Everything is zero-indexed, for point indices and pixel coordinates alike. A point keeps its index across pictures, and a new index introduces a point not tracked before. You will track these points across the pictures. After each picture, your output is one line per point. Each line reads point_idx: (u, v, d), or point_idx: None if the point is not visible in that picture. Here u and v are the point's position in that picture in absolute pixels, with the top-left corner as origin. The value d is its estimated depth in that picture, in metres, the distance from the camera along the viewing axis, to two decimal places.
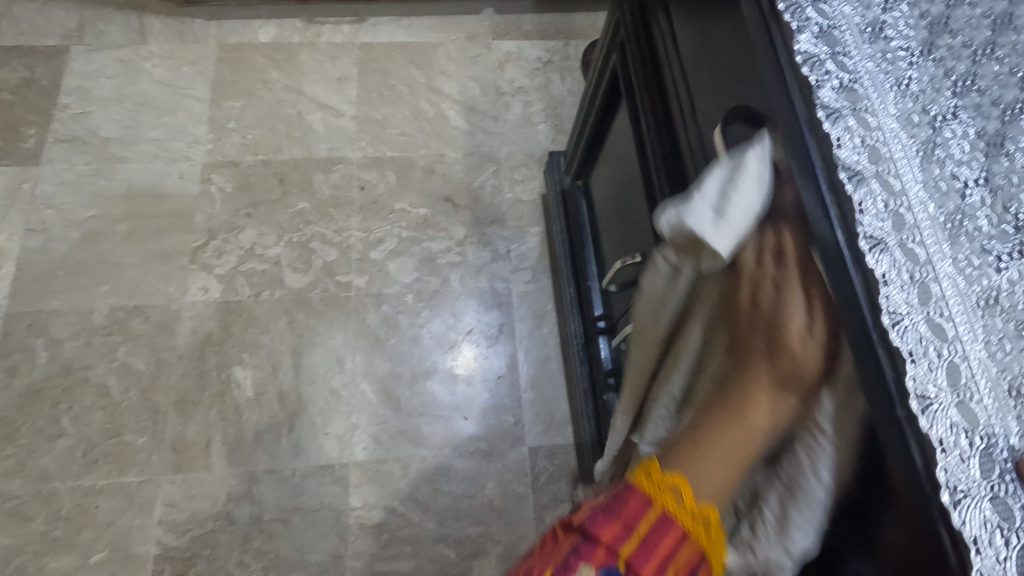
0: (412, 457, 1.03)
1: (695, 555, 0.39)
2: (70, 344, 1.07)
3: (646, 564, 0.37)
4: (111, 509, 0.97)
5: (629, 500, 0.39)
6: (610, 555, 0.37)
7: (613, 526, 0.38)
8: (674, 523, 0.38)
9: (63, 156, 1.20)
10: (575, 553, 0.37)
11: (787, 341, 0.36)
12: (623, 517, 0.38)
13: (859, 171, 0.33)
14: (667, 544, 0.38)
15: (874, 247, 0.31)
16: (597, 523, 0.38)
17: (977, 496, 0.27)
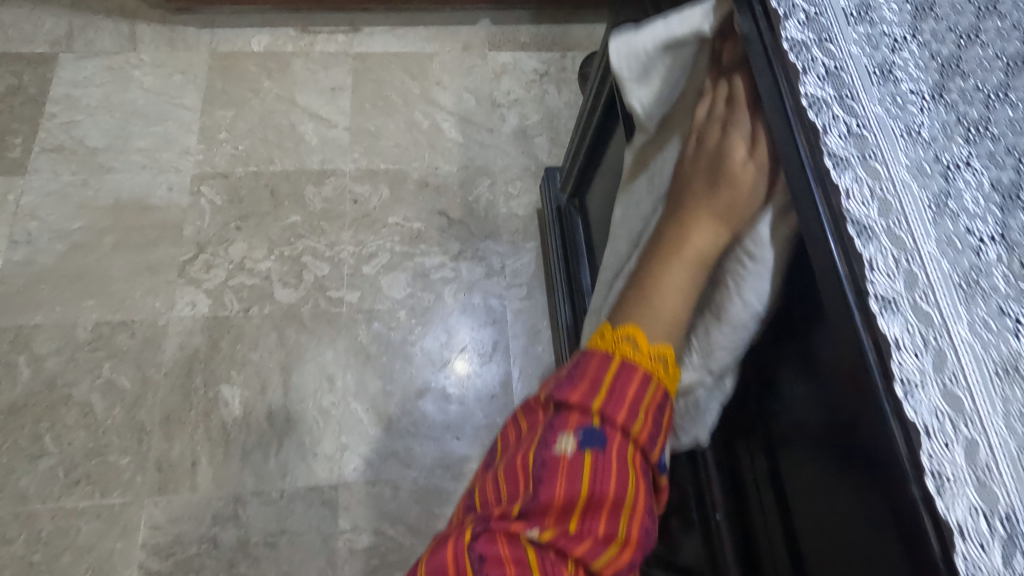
0: (402, 478, 1.01)
1: (660, 391, 0.40)
2: (53, 360, 1.04)
3: (618, 410, 0.38)
4: (93, 532, 0.95)
5: (588, 363, 0.40)
6: (583, 414, 0.38)
7: (579, 388, 0.39)
8: (635, 366, 0.40)
9: (49, 166, 1.18)
10: (552, 427, 0.38)
11: (731, 171, 0.40)
12: (584, 379, 0.39)
13: (868, 225, 0.30)
14: (634, 385, 0.39)
15: (885, 309, 0.28)
16: (564, 391, 0.39)
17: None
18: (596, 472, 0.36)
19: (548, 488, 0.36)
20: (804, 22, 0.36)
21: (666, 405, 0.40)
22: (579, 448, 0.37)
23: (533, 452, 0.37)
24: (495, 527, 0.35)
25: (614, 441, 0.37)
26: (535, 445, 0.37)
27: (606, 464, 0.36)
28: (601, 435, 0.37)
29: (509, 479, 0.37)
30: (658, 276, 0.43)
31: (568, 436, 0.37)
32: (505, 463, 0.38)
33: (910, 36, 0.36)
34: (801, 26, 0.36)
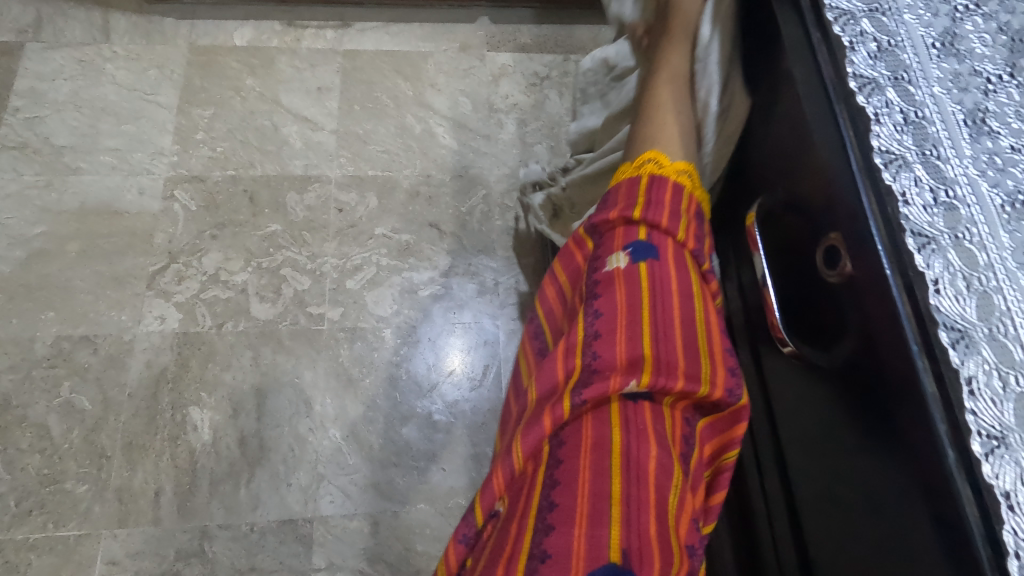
0: (383, 512, 0.94)
1: (692, 200, 0.48)
2: (7, 378, 0.96)
3: (658, 220, 0.45)
4: (44, 568, 0.87)
5: (621, 194, 0.48)
6: (628, 233, 0.45)
7: (618, 215, 0.47)
8: (664, 179, 0.47)
9: (10, 165, 1.10)
10: (603, 258, 0.45)
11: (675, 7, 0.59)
12: (620, 204, 0.47)
13: (965, 329, 0.29)
14: (669, 193, 0.47)
15: (991, 452, 0.26)
16: (605, 224, 0.47)
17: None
18: (649, 276, 0.43)
19: (610, 310, 0.42)
20: (875, 58, 0.36)
21: (700, 214, 0.48)
22: (630, 258, 0.44)
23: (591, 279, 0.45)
24: (575, 359, 0.41)
25: (662, 248, 0.44)
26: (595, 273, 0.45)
27: (658, 268, 0.43)
28: (647, 246, 0.44)
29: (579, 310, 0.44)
30: (654, 95, 0.56)
31: (619, 255, 0.44)
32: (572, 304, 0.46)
33: (1010, 78, 0.34)
34: (870, 62, 0.36)
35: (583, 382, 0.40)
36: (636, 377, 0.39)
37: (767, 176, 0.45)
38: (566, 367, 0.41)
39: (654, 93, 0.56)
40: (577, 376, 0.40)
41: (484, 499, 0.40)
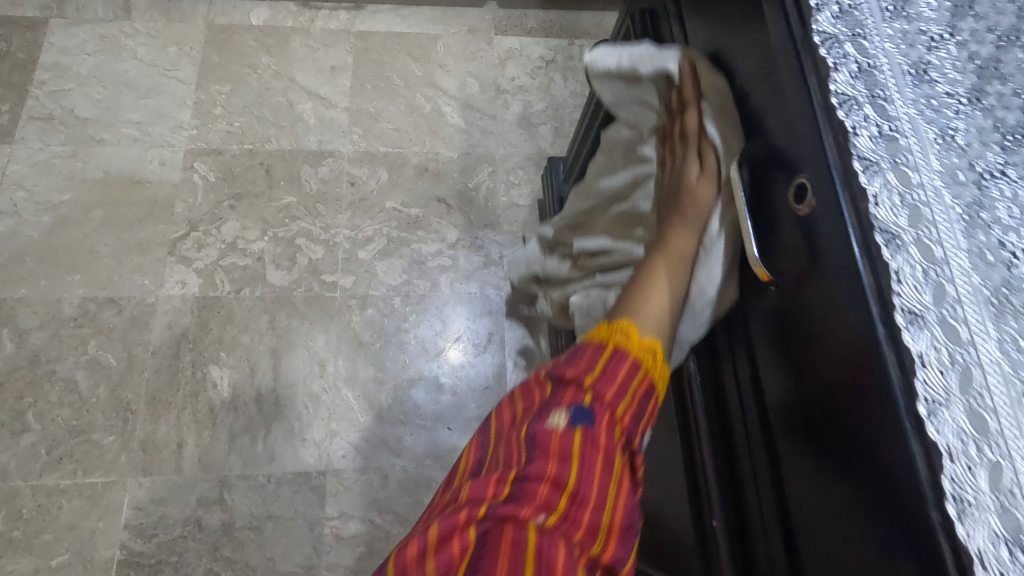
0: (392, 467, 1.00)
1: (646, 382, 0.41)
2: (37, 336, 1.01)
3: (608, 388, 0.39)
4: (74, 511, 0.93)
5: (582, 353, 0.41)
6: (577, 390, 0.39)
7: (572, 369, 0.40)
8: (626, 353, 0.41)
9: (36, 135, 1.14)
10: (541, 410, 0.38)
11: (689, 186, 0.47)
12: (578, 361, 0.40)
13: (897, 233, 0.31)
14: (625, 368, 0.40)
15: (912, 322, 0.29)
16: (558, 371, 0.40)
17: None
18: (585, 450, 0.36)
19: (543, 465, 0.35)
20: (836, 17, 0.37)
21: (652, 398, 0.42)
22: (570, 423, 0.37)
23: (528, 425, 0.37)
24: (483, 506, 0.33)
25: (603, 419, 0.37)
26: (526, 426, 0.37)
27: (595, 439, 0.36)
28: (591, 414, 0.37)
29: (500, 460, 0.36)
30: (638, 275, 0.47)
31: (561, 410, 0.37)
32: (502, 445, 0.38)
33: (948, 34, 0.38)
34: (832, 20, 0.37)
35: (484, 533, 0.32)
36: (548, 517, 0.33)
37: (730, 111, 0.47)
38: (490, 490, 0.34)
39: (650, 265, 0.46)
40: (500, 500, 0.34)
41: (397, 559, 0.32)
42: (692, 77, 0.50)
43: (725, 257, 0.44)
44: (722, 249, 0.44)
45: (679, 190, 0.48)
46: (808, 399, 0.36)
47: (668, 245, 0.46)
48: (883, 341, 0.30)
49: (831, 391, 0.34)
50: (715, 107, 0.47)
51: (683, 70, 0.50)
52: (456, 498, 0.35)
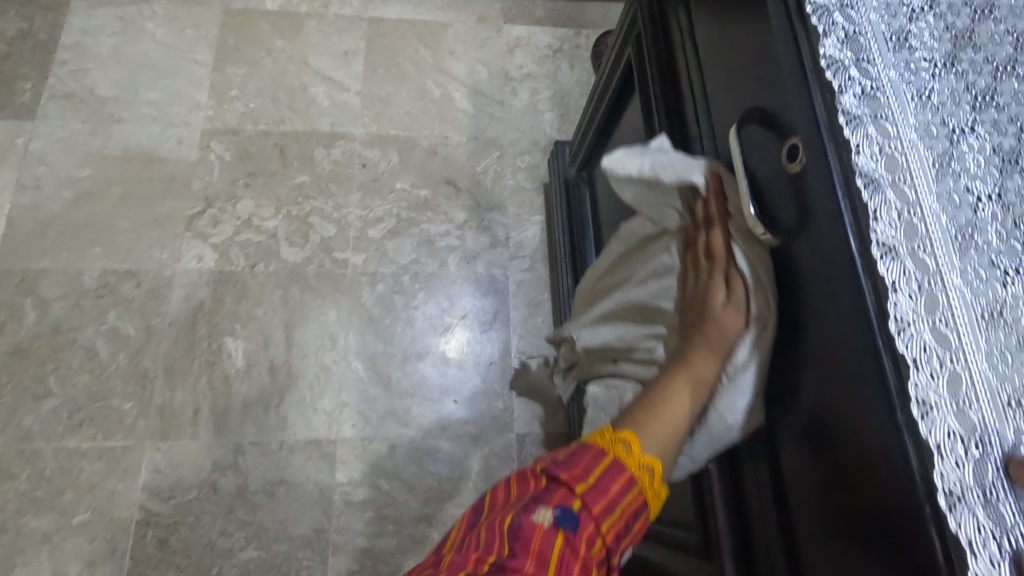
0: (400, 436, 1.04)
1: (639, 497, 0.40)
2: (59, 306, 1.05)
3: (598, 499, 0.38)
4: (94, 473, 0.97)
5: (583, 454, 0.40)
6: (568, 491, 0.38)
7: (571, 470, 0.39)
8: (623, 465, 0.40)
9: (57, 113, 1.17)
10: (531, 500, 0.37)
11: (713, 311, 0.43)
12: (576, 461, 0.40)
13: (876, 178, 0.33)
14: (619, 483, 0.39)
15: (886, 255, 0.32)
16: (557, 467, 0.39)
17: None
18: (564, 556, 0.35)
19: (524, 554, 0.34)
20: None
21: (641, 516, 0.40)
22: (555, 524, 0.36)
23: (515, 513, 0.36)
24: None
25: (586, 530, 0.37)
26: (511, 513, 0.36)
27: (576, 547, 0.36)
28: (577, 520, 0.37)
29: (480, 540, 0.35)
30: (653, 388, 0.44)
31: (549, 508, 0.37)
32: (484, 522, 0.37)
33: (926, 7, 0.40)
34: None
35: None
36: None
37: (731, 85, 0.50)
38: (468, 562, 0.33)
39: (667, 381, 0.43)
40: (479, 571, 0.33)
41: None
42: (719, 192, 0.47)
43: (752, 390, 0.41)
44: (748, 381, 0.41)
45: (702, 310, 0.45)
46: (801, 342, 0.39)
47: (690, 368, 0.43)
48: (864, 275, 0.33)
49: (823, 333, 0.36)
50: (741, 232, 0.44)
51: (709, 183, 0.47)
52: (435, 563, 0.35)
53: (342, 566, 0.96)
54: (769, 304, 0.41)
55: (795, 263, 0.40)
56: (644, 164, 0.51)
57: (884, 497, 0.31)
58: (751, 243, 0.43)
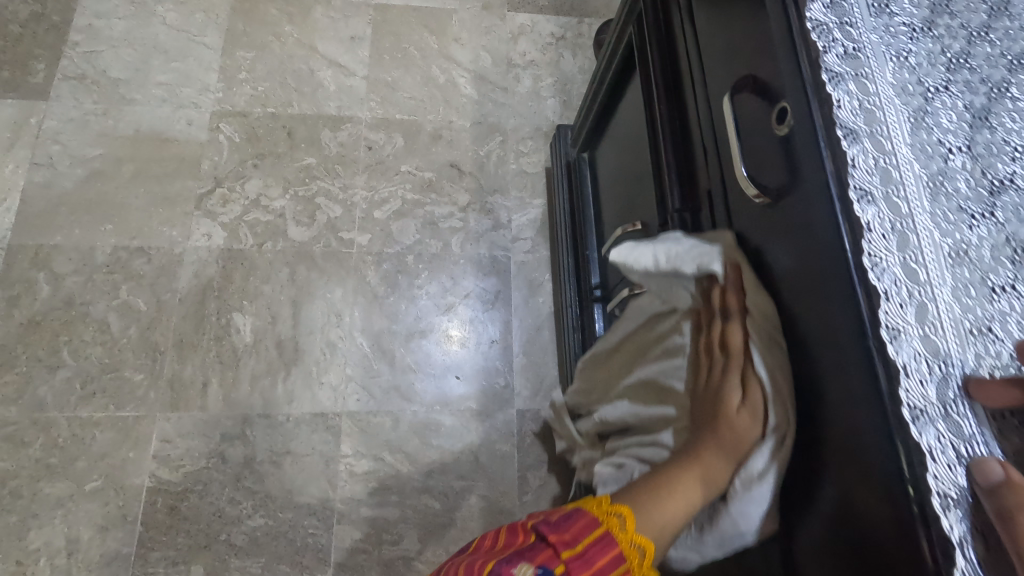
0: (403, 411, 1.07)
1: None
2: (72, 280, 1.08)
3: (582, 570, 0.38)
4: (106, 441, 0.99)
5: (576, 519, 0.40)
6: (554, 554, 0.38)
7: (562, 534, 0.39)
8: (613, 541, 0.40)
9: (70, 93, 1.20)
10: (516, 553, 0.37)
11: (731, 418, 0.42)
12: (568, 525, 0.39)
13: (854, 129, 0.34)
14: (606, 559, 0.39)
15: (862, 198, 0.32)
16: (548, 527, 0.39)
17: (964, 499, 0.28)
18: None
19: None
20: None
21: None
22: None
23: (496, 562, 0.36)
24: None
25: None
26: (494, 561, 0.36)
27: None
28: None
29: None
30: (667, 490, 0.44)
31: (531, 566, 0.36)
32: (467, 563, 0.37)
33: None
34: None
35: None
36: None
37: (724, 59, 0.52)
38: None
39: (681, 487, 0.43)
40: None
41: None
42: (737, 283, 0.45)
43: (769, 502, 0.40)
44: (765, 491, 0.40)
45: (716, 408, 0.44)
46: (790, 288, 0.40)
47: (702, 468, 0.44)
48: (842, 216, 0.33)
49: (807, 279, 0.38)
50: (757, 331, 0.42)
51: (726, 274, 0.45)
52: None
53: (347, 534, 0.99)
54: (787, 417, 0.39)
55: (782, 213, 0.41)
56: (659, 254, 0.50)
57: (862, 424, 0.32)
58: (769, 346, 0.41)
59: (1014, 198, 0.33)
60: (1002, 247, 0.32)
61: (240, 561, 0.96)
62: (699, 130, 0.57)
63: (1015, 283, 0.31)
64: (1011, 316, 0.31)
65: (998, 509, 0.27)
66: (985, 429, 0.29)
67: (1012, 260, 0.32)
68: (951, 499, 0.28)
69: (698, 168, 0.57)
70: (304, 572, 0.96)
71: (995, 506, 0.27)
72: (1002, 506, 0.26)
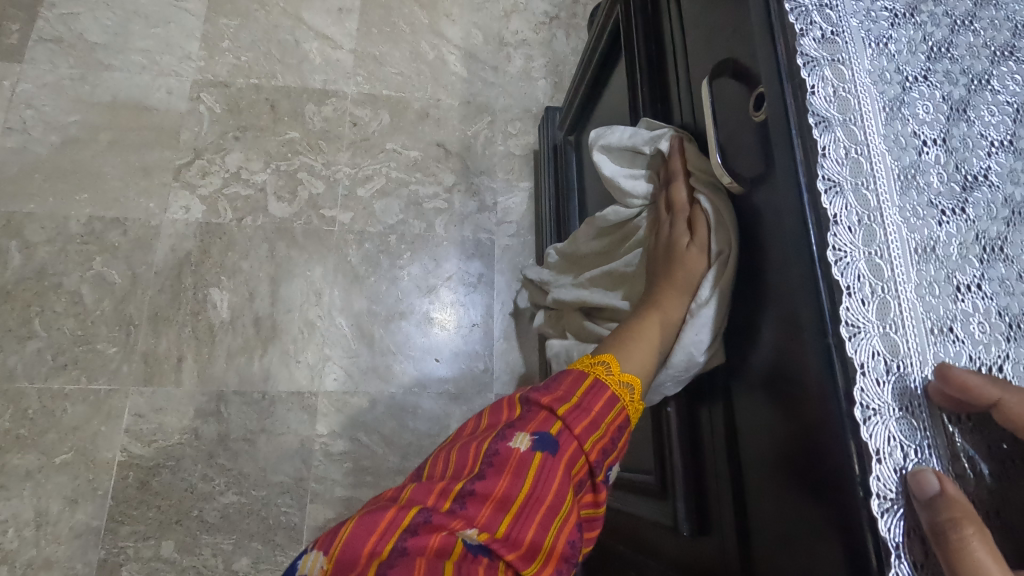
0: (381, 392, 1.06)
1: (620, 415, 0.45)
2: (44, 250, 1.05)
3: (579, 421, 0.42)
4: (78, 415, 0.98)
5: (564, 379, 0.45)
6: (548, 414, 0.42)
7: (552, 395, 0.43)
8: (604, 388, 0.45)
9: (46, 57, 1.16)
10: (509, 427, 0.41)
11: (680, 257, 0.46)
12: (557, 390, 0.44)
13: (827, 117, 0.32)
14: (602, 402, 0.44)
15: (830, 189, 0.31)
16: (538, 395, 0.43)
17: (900, 503, 0.27)
18: (543, 469, 0.39)
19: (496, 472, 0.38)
20: None
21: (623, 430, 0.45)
22: (533, 445, 0.40)
23: (489, 443, 0.40)
24: (431, 531, 0.35)
25: (563, 449, 0.41)
26: (489, 439, 0.40)
27: (551, 467, 0.40)
28: (556, 442, 0.41)
29: (462, 459, 0.39)
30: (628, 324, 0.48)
31: (526, 434, 0.40)
32: (459, 447, 0.40)
33: None
34: None
35: (411, 536, 0.34)
36: (475, 538, 0.35)
37: (706, 44, 0.50)
38: (442, 488, 0.37)
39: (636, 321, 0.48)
40: (462, 488, 0.37)
41: (366, 518, 0.35)
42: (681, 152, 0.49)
43: (712, 324, 0.42)
44: (710, 314, 0.43)
45: (672, 254, 0.47)
46: (760, 265, 0.39)
47: (661, 309, 0.47)
48: (808, 205, 0.31)
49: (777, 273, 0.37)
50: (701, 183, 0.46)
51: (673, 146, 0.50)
52: (396, 496, 0.37)
53: (320, 513, 0.99)
54: (728, 241, 0.43)
55: (758, 201, 0.40)
56: (624, 134, 0.55)
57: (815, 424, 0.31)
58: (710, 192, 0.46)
59: (986, 194, 0.33)
60: (971, 245, 0.31)
61: (213, 538, 0.95)
62: (681, 113, 0.55)
63: (981, 282, 0.31)
64: (976, 315, 0.30)
65: (933, 524, 0.26)
66: (937, 430, 0.29)
67: (980, 259, 0.31)
68: (891, 503, 0.27)
69: None
70: (275, 549, 0.96)
71: (929, 520, 0.26)
72: (938, 521, 0.26)
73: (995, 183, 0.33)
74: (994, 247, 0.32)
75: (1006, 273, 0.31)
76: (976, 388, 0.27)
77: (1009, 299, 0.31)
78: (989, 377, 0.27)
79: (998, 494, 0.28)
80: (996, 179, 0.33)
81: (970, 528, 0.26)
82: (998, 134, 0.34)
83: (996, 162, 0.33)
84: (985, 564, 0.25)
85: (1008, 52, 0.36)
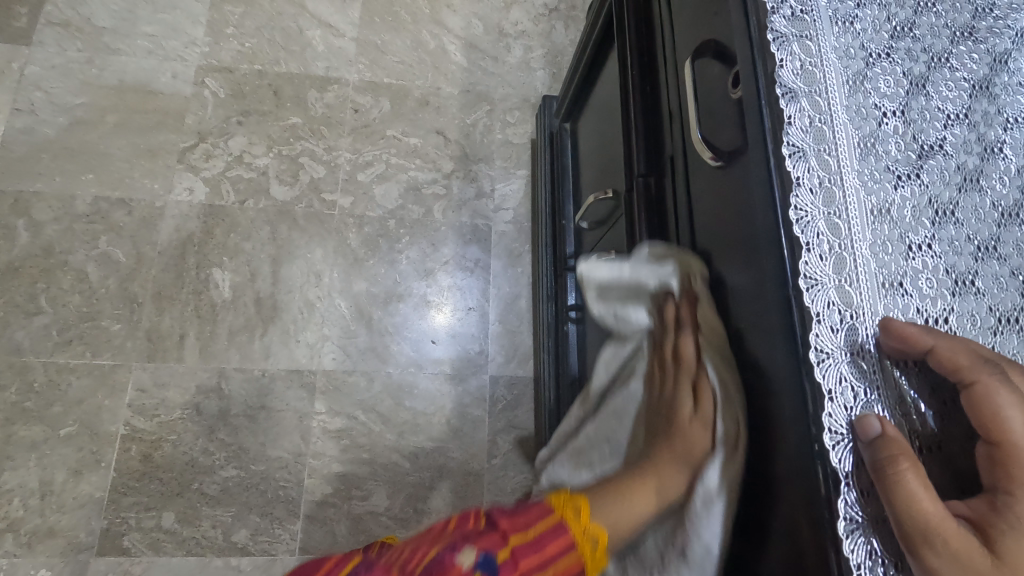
0: (378, 371, 1.09)
1: (574, 564, 0.40)
2: (51, 228, 1.08)
3: (529, 555, 0.38)
4: (83, 388, 1.01)
5: (531, 509, 0.41)
6: (501, 539, 0.38)
7: (514, 520, 0.40)
8: (564, 533, 0.40)
9: (54, 40, 1.18)
10: (463, 536, 0.38)
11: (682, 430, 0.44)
12: (519, 516, 0.40)
13: (793, 88, 0.36)
14: (558, 544, 0.40)
15: (794, 154, 0.35)
16: (501, 514, 0.40)
17: (848, 436, 0.32)
18: None
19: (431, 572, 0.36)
20: None
21: None
22: (476, 568, 0.36)
23: (436, 548, 0.37)
24: None
25: None
26: (439, 546, 0.37)
27: None
28: (500, 569, 0.37)
29: (409, 553, 0.37)
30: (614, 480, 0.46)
31: (474, 550, 0.37)
32: (412, 542, 0.39)
33: None
34: None
35: None
36: None
37: (687, 26, 0.53)
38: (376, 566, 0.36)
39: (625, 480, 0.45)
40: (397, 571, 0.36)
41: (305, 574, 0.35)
42: (690, 297, 0.46)
43: (723, 523, 0.39)
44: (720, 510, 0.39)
45: (673, 420, 0.45)
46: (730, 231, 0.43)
47: (655, 476, 0.44)
48: (774, 172, 0.36)
49: (744, 236, 0.41)
50: (709, 348, 0.43)
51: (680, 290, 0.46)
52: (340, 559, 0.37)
53: (316, 488, 1.01)
54: (738, 428, 0.39)
55: (733, 172, 0.42)
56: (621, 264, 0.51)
57: (782, 373, 0.36)
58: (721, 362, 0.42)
59: (940, 162, 0.37)
60: (923, 208, 0.36)
61: (212, 510, 0.98)
62: (666, 93, 0.58)
63: (931, 242, 0.36)
64: (925, 269, 0.35)
65: (874, 461, 0.31)
66: (882, 373, 0.34)
67: (931, 220, 0.36)
68: (839, 437, 0.32)
69: (664, 131, 0.58)
70: (273, 522, 0.99)
71: (871, 457, 0.31)
72: (877, 458, 0.31)
73: (949, 152, 0.38)
74: (945, 211, 0.37)
75: (955, 233, 0.36)
76: (911, 336, 0.33)
77: (956, 257, 0.36)
78: (921, 326, 0.33)
79: (940, 434, 0.33)
80: (949, 148, 0.38)
81: (905, 463, 0.30)
82: (953, 107, 0.39)
83: (951, 133, 0.38)
84: (916, 494, 0.29)
85: (967, 33, 0.41)
